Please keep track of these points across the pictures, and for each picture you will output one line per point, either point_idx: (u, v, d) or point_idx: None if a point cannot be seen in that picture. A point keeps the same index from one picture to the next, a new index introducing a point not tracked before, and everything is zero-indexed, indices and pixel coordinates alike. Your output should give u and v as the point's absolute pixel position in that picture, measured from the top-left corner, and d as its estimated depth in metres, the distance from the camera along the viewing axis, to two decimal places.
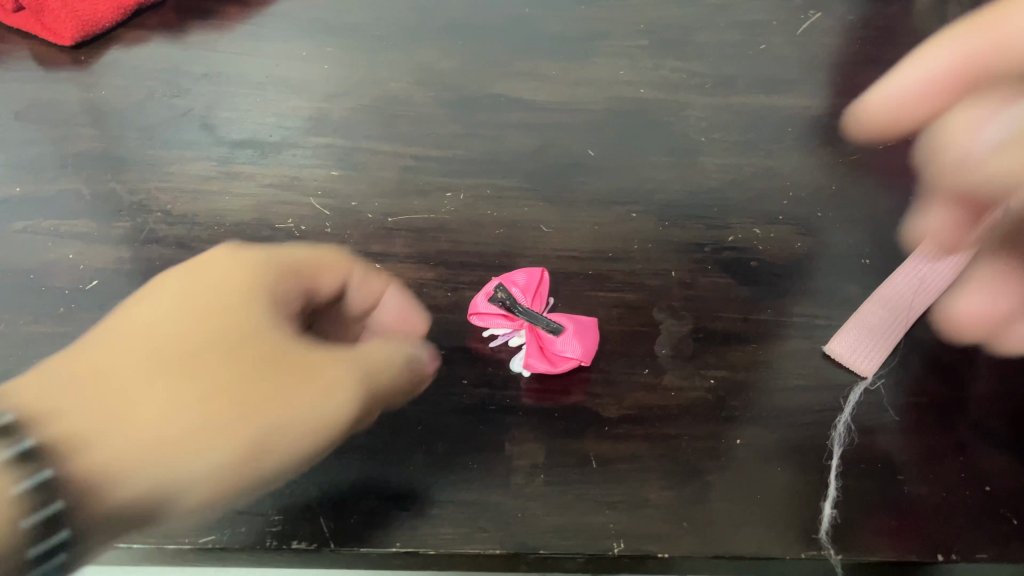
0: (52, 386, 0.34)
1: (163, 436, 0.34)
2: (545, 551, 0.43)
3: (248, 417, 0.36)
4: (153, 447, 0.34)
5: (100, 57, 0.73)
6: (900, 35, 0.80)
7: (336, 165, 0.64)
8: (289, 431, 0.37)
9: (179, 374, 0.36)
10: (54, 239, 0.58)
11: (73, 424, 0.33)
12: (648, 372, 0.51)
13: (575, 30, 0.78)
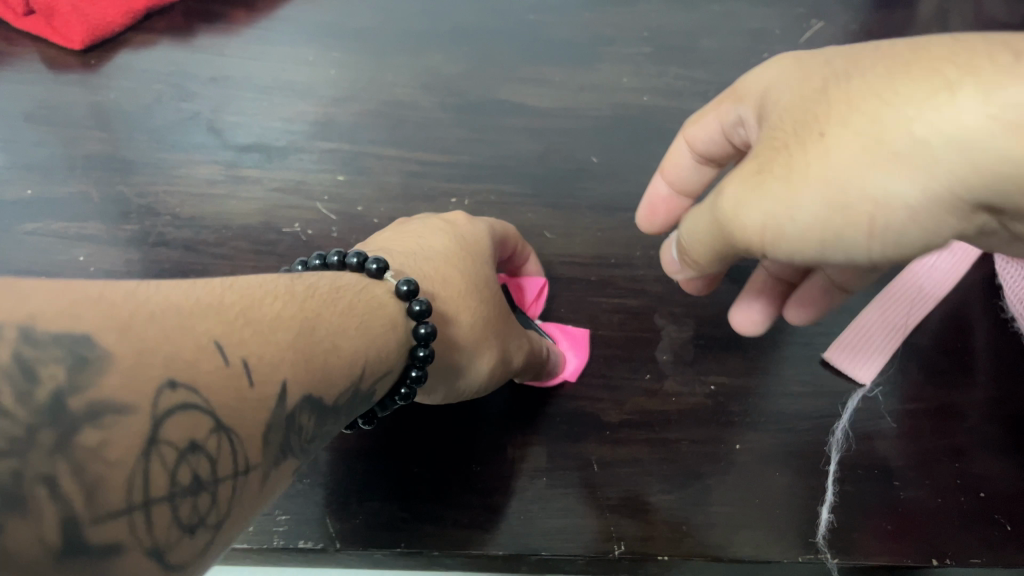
0: (277, 319, 0.30)
1: (337, 374, 0.32)
2: (547, 553, 0.44)
3: (522, 340, 0.47)
4: (488, 323, 0.44)
5: (109, 61, 0.74)
6: (902, 44, 0.80)
7: (343, 169, 0.65)
8: (523, 352, 0.47)
9: (506, 319, 0.46)
10: (65, 242, 0.59)
11: (299, 367, 0.30)
12: (649, 377, 0.52)
13: (579, 36, 0.79)
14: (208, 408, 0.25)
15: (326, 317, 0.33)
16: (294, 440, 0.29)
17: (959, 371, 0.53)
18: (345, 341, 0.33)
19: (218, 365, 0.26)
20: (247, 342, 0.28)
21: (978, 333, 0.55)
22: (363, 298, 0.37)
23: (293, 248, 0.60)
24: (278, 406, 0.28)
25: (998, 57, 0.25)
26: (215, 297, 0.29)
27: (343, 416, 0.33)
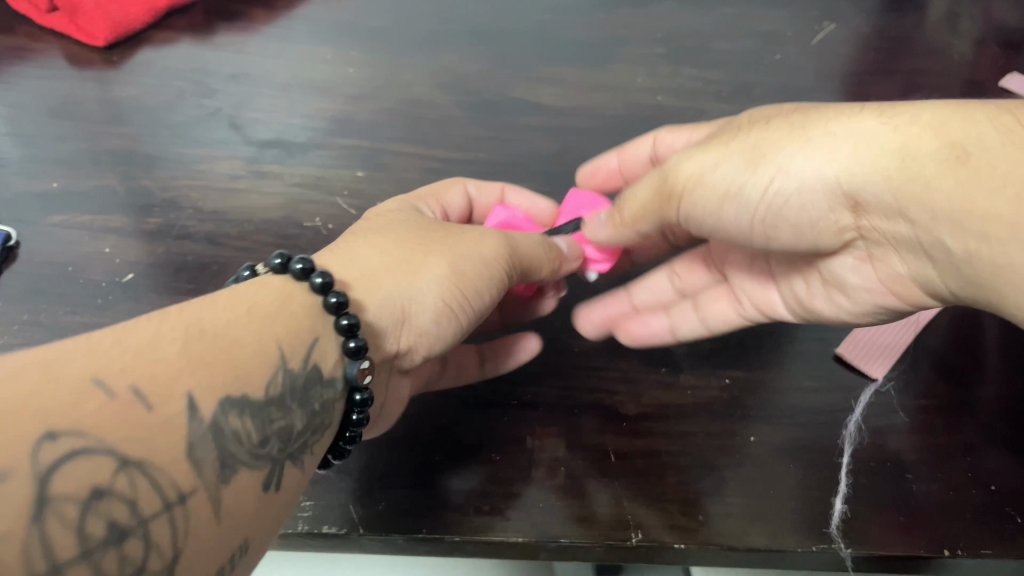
0: (165, 342, 0.32)
1: (251, 366, 0.34)
2: (565, 540, 0.45)
3: (481, 259, 0.47)
4: (423, 270, 0.45)
5: (131, 58, 0.75)
6: (913, 47, 0.81)
7: (362, 165, 0.66)
8: (487, 277, 0.47)
9: (460, 250, 0.47)
10: (90, 234, 0.60)
11: (205, 375, 0.32)
12: (665, 371, 0.54)
13: (593, 37, 0.80)
14: (110, 447, 0.27)
15: (210, 320, 0.35)
16: (230, 446, 0.32)
17: (970, 368, 0.54)
18: (240, 333, 0.35)
19: (105, 401, 0.28)
20: (129, 367, 0.30)
21: (988, 333, 0.56)
22: (272, 300, 0.39)
23: (314, 241, 0.60)
24: (189, 420, 0.30)
25: (984, 112, 0.36)
26: (93, 341, 0.31)
27: (285, 409, 0.36)
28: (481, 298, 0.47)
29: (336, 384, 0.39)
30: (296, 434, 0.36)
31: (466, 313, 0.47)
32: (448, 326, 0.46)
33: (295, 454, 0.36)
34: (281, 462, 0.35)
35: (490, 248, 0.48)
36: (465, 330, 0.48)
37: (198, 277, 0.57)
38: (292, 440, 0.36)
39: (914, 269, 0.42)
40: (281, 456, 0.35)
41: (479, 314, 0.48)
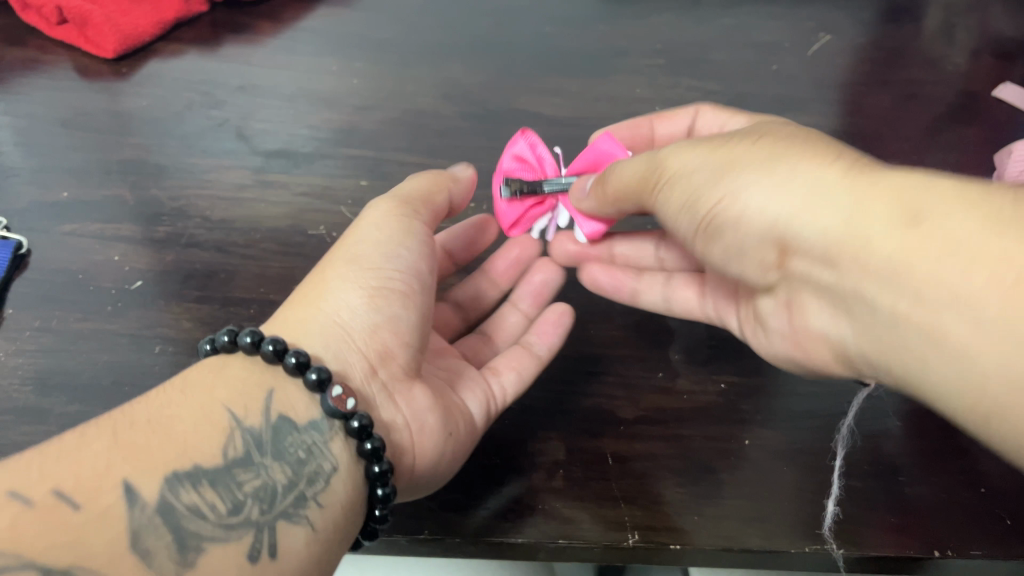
0: (95, 441, 0.36)
1: (199, 440, 0.38)
2: (563, 541, 0.46)
3: (390, 247, 0.49)
4: (325, 290, 0.47)
5: (140, 69, 0.77)
6: (908, 57, 0.83)
7: (366, 175, 0.68)
8: (390, 255, 0.48)
9: (334, 264, 0.48)
10: (100, 242, 0.61)
11: (139, 464, 0.36)
12: (662, 375, 0.55)
13: (593, 49, 0.81)
14: (32, 561, 0.31)
15: (146, 412, 0.39)
16: (188, 524, 0.35)
17: None
18: (179, 412, 0.39)
19: (20, 511, 0.33)
20: (56, 475, 0.34)
21: None
22: (209, 374, 0.42)
23: (319, 248, 0.62)
24: (129, 509, 0.34)
25: (946, 181, 0.35)
26: (33, 456, 0.35)
27: (253, 468, 0.39)
28: (397, 274, 0.48)
29: (321, 422, 0.42)
30: (280, 489, 0.39)
31: (405, 298, 0.48)
32: (393, 313, 0.47)
33: (287, 513, 0.39)
34: (267, 526, 0.38)
35: (362, 243, 0.49)
36: (420, 315, 0.48)
37: (205, 284, 0.59)
38: (278, 497, 0.39)
39: (835, 324, 0.44)
40: (264, 520, 0.38)
41: (412, 289, 0.48)
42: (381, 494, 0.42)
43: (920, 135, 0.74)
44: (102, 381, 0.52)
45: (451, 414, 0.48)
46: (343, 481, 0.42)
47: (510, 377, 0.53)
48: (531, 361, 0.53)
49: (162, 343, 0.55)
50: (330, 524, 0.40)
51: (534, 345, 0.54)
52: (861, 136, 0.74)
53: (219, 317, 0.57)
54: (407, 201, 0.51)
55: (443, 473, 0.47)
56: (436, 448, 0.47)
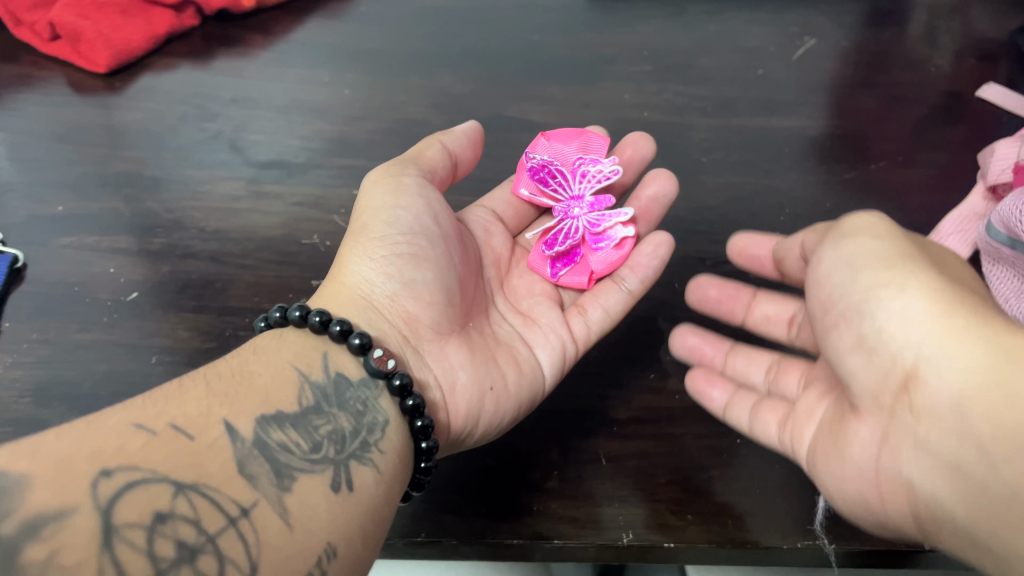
0: (192, 389, 0.39)
1: (277, 392, 0.41)
2: (559, 540, 0.47)
3: (388, 211, 0.49)
4: (344, 265, 0.49)
5: (133, 84, 0.78)
6: (891, 60, 0.84)
7: (359, 183, 0.68)
8: (391, 218, 0.49)
9: (349, 241, 0.50)
10: (97, 254, 0.62)
11: (235, 408, 0.39)
12: (653, 377, 0.56)
13: (581, 56, 0.83)
14: (164, 476, 0.33)
15: (225, 368, 0.42)
16: (280, 457, 0.38)
17: None
18: (254, 369, 0.42)
19: (148, 438, 0.34)
20: (161, 413, 0.36)
21: None
22: (272, 343, 0.45)
23: (314, 257, 0.62)
24: (232, 442, 0.37)
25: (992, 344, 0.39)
26: (143, 400, 0.37)
27: (324, 415, 0.42)
28: (401, 236, 0.49)
29: (368, 381, 0.45)
30: (348, 434, 0.42)
31: (415, 260, 0.49)
32: (410, 277, 0.48)
33: (357, 455, 0.41)
34: (343, 464, 0.40)
35: (365, 212, 0.51)
36: (439, 274, 0.49)
37: (202, 294, 0.59)
38: (347, 441, 0.41)
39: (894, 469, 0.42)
40: (340, 458, 0.40)
41: (424, 249, 0.49)
42: (425, 447, 0.45)
43: (904, 135, 0.75)
44: (101, 391, 0.53)
45: (491, 369, 0.51)
46: (396, 432, 0.44)
47: (596, 314, 0.56)
48: (620, 294, 0.56)
49: (160, 353, 0.55)
50: (392, 468, 0.43)
51: (625, 279, 0.57)
52: (846, 139, 0.75)
53: (215, 325, 0.57)
54: (390, 168, 0.52)
55: (486, 425, 0.50)
56: (472, 398, 0.49)
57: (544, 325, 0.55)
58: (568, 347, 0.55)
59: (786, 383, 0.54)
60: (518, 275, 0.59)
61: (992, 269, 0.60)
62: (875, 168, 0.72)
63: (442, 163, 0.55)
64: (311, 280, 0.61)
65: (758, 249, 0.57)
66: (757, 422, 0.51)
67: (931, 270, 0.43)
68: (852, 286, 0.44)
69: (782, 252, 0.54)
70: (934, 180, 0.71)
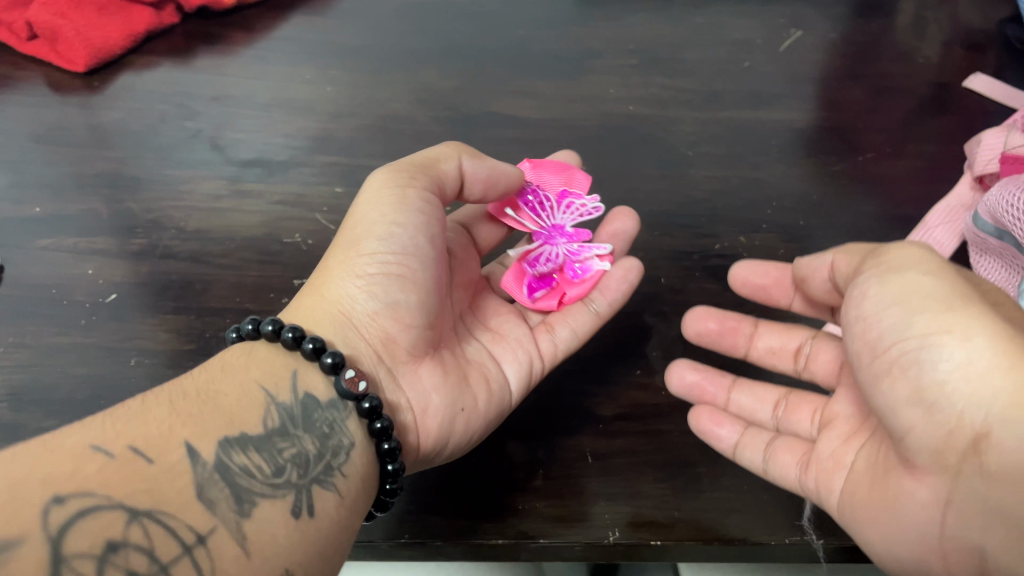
0: (155, 407, 0.38)
1: (242, 412, 0.40)
2: (544, 540, 0.46)
3: (384, 228, 0.47)
4: (329, 279, 0.47)
5: (112, 82, 0.77)
6: (879, 52, 0.84)
7: (342, 181, 0.68)
8: (385, 235, 0.47)
9: (335, 254, 0.48)
10: (75, 256, 0.61)
11: (198, 429, 0.38)
12: (640, 372, 0.55)
13: (566, 50, 0.82)
14: (119, 503, 0.33)
15: (193, 382, 0.41)
16: (241, 482, 0.37)
17: None
18: (224, 385, 0.41)
19: (105, 462, 0.34)
20: (123, 433, 0.36)
21: None
22: (242, 357, 0.43)
23: (296, 256, 0.61)
24: (192, 465, 0.36)
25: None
26: (104, 418, 0.37)
27: (289, 437, 0.41)
28: (393, 257, 0.46)
29: (337, 403, 0.43)
30: (312, 458, 0.41)
31: (403, 282, 0.47)
32: (392, 299, 0.46)
33: (320, 479, 0.40)
34: (305, 489, 0.39)
35: (358, 223, 0.48)
36: (423, 297, 0.47)
37: (182, 294, 0.59)
38: (311, 465, 0.40)
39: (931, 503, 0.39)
40: (302, 483, 0.39)
41: (413, 271, 0.47)
42: (391, 470, 0.44)
43: (892, 127, 0.75)
44: (80, 394, 0.52)
45: (464, 389, 0.50)
46: (362, 455, 0.43)
47: (563, 332, 0.55)
48: (588, 315, 0.56)
49: (139, 355, 0.55)
50: (356, 492, 0.42)
51: (596, 301, 0.56)
52: (834, 131, 0.75)
53: (196, 326, 0.57)
54: (396, 175, 0.49)
55: (456, 445, 0.49)
56: (444, 420, 0.48)
57: (510, 341, 0.55)
58: (535, 364, 0.54)
59: (798, 420, 0.52)
60: (484, 293, 0.58)
61: (979, 260, 0.60)
62: (862, 160, 0.72)
63: (452, 182, 0.52)
64: (293, 279, 0.60)
65: (761, 277, 0.56)
66: (773, 462, 0.48)
67: (990, 311, 0.38)
68: (906, 329, 0.39)
69: (806, 270, 0.51)
70: (922, 171, 0.71)
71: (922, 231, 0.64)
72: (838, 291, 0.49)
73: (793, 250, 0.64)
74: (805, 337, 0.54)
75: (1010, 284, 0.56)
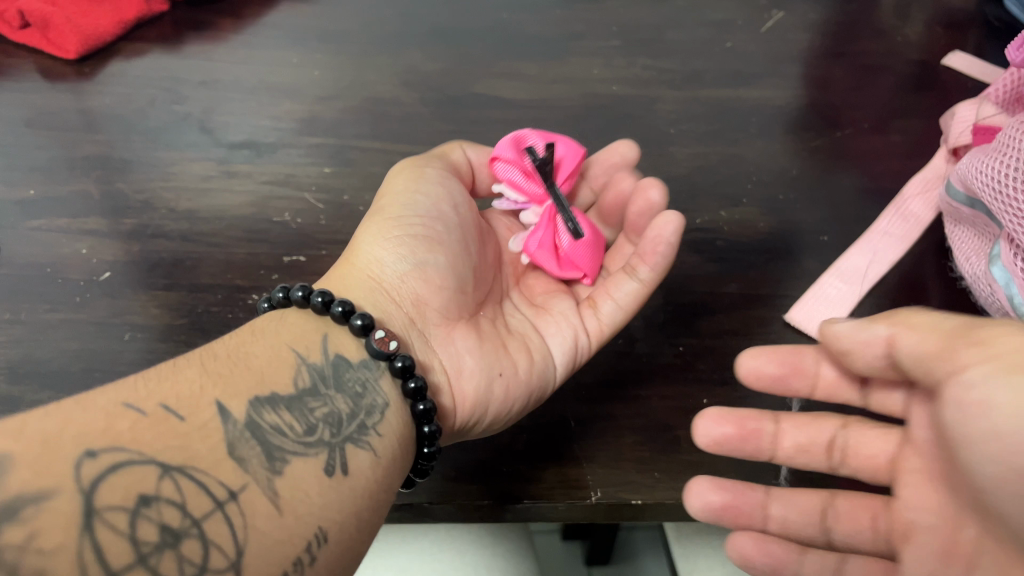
0: (187, 368, 0.39)
1: (273, 373, 0.41)
2: (528, 501, 0.48)
3: (409, 196, 0.51)
4: (359, 248, 0.50)
5: (102, 69, 0.77)
6: (859, 31, 0.85)
7: (329, 162, 0.69)
8: (410, 201, 0.51)
9: (370, 222, 0.51)
10: (68, 236, 0.62)
11: (228, 389, 0.39)
12: (621, 342, 0.57)
13: (550, 33, 0.83)
14: (151, 459, 0.33)
15: (223, 346, 0.42)
16: (272, 440, 0.38)
17: None
18: (254, 348, 0.42)
19: (137, 419, 0.35)
20: (154, 392, 0.36)
21: (932, 294, 0.60)
22: (273, 323, 0.45)
23: (284, 234, 0.63)
24: (223, 423, 0.37)
25: None
26: (137, 379, 0.37)
27: (320, 397, 0.42)
28: (418, 220, 0.50)
29: (370, 362, 0.45)
30: (344, 417, 0.42)
31: (429, 243, 0.50)
32: (422, 259, 0.49)
33: (354, 438, 0.41)
34: (338, 447, 0.40)
35: (386, 197, 0.52)
36: (451, 259, 0.50)
37: (173, 272, 0.60)
38: (344, 424, 0.41)
39: None
40: (335, 442, 0.40)
41: (435, 232, 0.50)
42: (428, 432, 0.44)
43: (871, 103, 0.76)
44: (73, 368, 0.53)
45: (502, 356, 0.51)
46: (395, 415, 0.44)
47: (607, 306, 0.54)
48: (632, 284, 0.53)
49: (131, 330, 0.56)
50: (391, 452, 0.43)
51: (639, 270, 0.53)
52: (814, 108, 0.76)
53: (187, 302, 0.58)
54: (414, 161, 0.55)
55: (495, 412, 0.49)
56: (481, 384, 0.49)
57: (556, 315, 0.55)
58: (580, 338, 0.54)
59: (852, 527, 0.46)
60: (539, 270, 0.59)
61: (955, 229, 0.61)
62: (842, 136, 0.73)
63: (463, 168, 0.58)
64: (281, 256, 0.61)
65: (776, 367, 0.47)
66: None
67: None
68: None
69: (847, 343, 0.42)
70: (900, 145, 0.72)
71: (899, 203, 0.66)
72: (894, 369, 0.42)
73: (772, 223, 0.65)
74: (835, 427, 0.48)
75: (982, 252, 0.57)
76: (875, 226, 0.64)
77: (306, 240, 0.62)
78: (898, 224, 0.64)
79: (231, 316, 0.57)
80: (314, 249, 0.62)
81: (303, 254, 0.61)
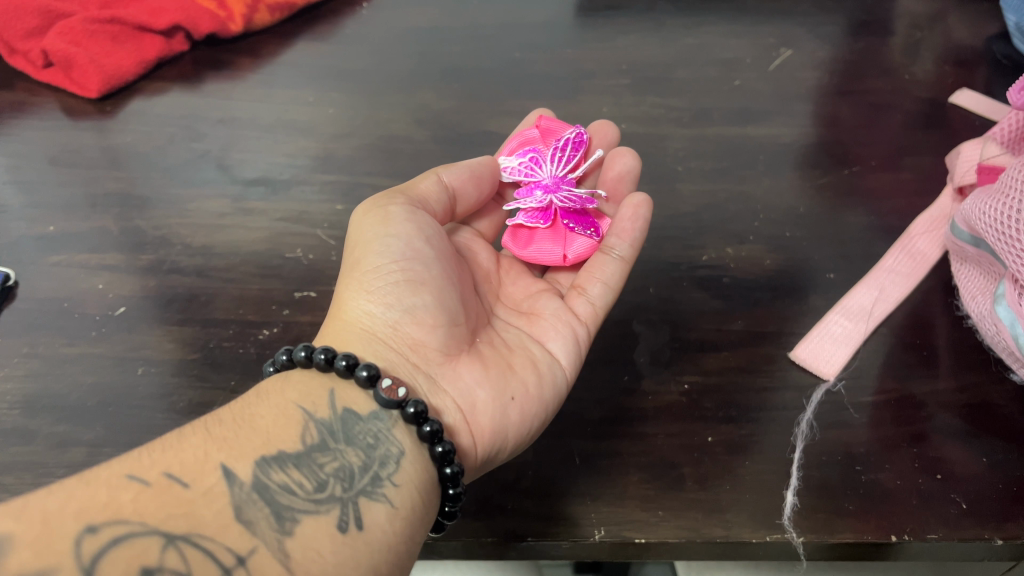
0: (191, 435, 0.40)
1: (279, 435, 0.41)
2: (532, 539, 0.48)
3: (379, 241, 0.49)
4: (344, 303, 0.49)
5: (124, 107, 0.80)
6: (866, 68, 0.86)
7: (341, 199, 0.70)
8: (382, 248, 0.49)
9: (344, 278, 0.50)
10: (86, 270, 0.64)
11: (233, 450, 0.39)
12: (628, 377, 0.57)
13: (559, 71, 0.84)
14: (154, 529, 0.34)
15: (230, 410, 0.42)
16: (281, 500, 0.38)
17: (922, 366, 0.58)
18: (262, 410, 0.43)
19: (140, 490, 0.36)
20: (157, 461, 0.37)
21: (939, 331, 0.60)
22: (277, 384, 0.45)
23: (297, 270, 0.64)
24: (229, 487, 0.38)
25: None
26: (141, 451, 0.38)
27: (330, 452, 0.42)
28: (396, 265, 0.48)
29: (381, 413, 0.45)
30: (357, 471, 0.42)
31: (413, 285, 0.48)
32: (409, 304, 0.48)
33: (367, 491, 0.41)
34: (351, 501, 0.40)
35: (356, 247, 0.50)
36: (438, 295, 0.49)
37: (186, 307, 0.61)
38: (356, 478, 0.41)
39: None
40: (348, 496, 0.40)
41: (419, 272, 0.49)
42: (450, 473, 0.44)
43: (879, 140, 0.77)
44: (89, 402, 0.55)
45: (510, 378, 0.50)
46: (412, 463, 0.44)
47: (596, 289, 0.57)
48: (614, 263, 0.57)
49: (145, 365, 0.57)
50: (408, 501, 0.42)
51: (616, 248, 0.58)
52: (820, 145, 0.76)
53: (199, 337, 0.59)
54: (376, 200, 0.51)
55: (515, 435, 0.49)
56: (496, 412, 0.48)
57: (549, 317, 0.56)
58: (576, 330, 0.55)
59: None
60: (513, 280, 0.60)
61: (961, 268, 0.62)
62: (848, 173, 0.74)
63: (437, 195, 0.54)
64: (293, 291, 0.62)
65: None
66: None
67: None
68: None
69: None
70: (907, 183, 0.73)
71: (905, 241, 0.66)
72: None
73: (779, 260, 0.66)
74: None
75: (987, 290, 0.57)
76: (882, 264, 0.65)
77: (318, 276, 0.63)
78: (904, 262, 0.65)
79: (243, 350, 0.58)
80: (326, 284, 0.63)
81: (315, 289, 0.62)
